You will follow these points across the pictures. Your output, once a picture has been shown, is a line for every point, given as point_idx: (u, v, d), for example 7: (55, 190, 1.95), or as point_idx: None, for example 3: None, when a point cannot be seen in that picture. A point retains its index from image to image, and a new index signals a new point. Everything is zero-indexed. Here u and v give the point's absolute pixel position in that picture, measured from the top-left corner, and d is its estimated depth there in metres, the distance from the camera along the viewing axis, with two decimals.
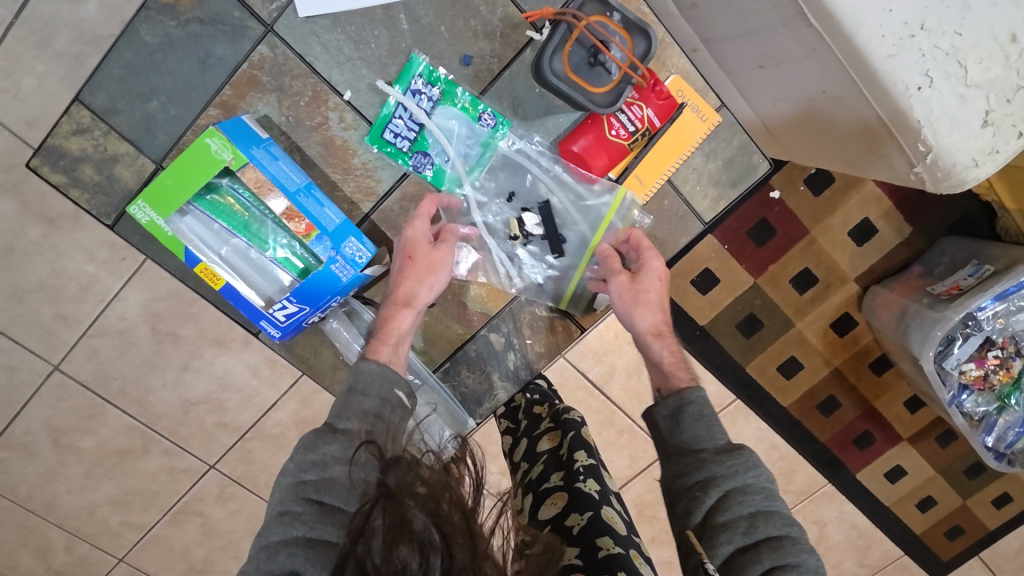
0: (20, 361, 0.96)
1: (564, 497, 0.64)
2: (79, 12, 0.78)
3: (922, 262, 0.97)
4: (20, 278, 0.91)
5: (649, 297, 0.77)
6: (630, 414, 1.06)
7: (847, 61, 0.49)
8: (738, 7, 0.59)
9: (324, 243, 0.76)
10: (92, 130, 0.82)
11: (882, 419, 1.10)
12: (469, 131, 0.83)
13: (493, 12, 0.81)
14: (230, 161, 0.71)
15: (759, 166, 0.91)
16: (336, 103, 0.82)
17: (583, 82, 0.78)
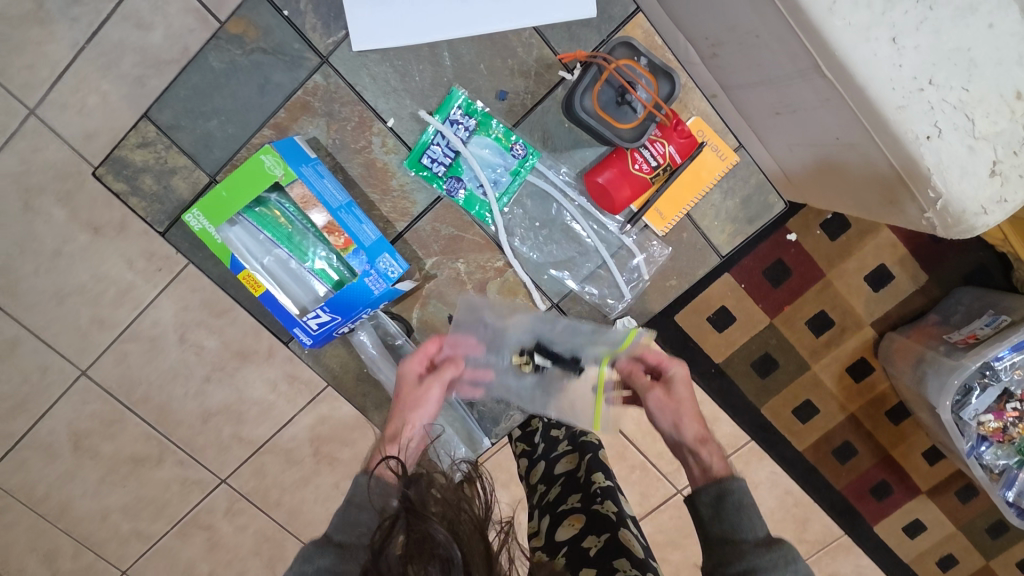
0: (53, 363, 1.00)
1: (580, 518, 0.66)
2: (144, 39, 0.84)
3: (938, 310, 0.97)
4: (62, 282, 0.95)
5: (687, 408, 0.70)
6: (642, 449, 1.07)
7: (860, 111, 0.52)
8: (757, 59, 0.62)
9: (359, 257, 0.79)
10: (155, 144, 0.88)
11: (899, 469, 1.09)
12: (500, 160, 0.87)
13: (529, 52, 0.86)
14: (280, 176, 0.75)
15: (775, 205, 0.93)
16: (380, 129, 0.87)
17: (609, 119, 0.81)
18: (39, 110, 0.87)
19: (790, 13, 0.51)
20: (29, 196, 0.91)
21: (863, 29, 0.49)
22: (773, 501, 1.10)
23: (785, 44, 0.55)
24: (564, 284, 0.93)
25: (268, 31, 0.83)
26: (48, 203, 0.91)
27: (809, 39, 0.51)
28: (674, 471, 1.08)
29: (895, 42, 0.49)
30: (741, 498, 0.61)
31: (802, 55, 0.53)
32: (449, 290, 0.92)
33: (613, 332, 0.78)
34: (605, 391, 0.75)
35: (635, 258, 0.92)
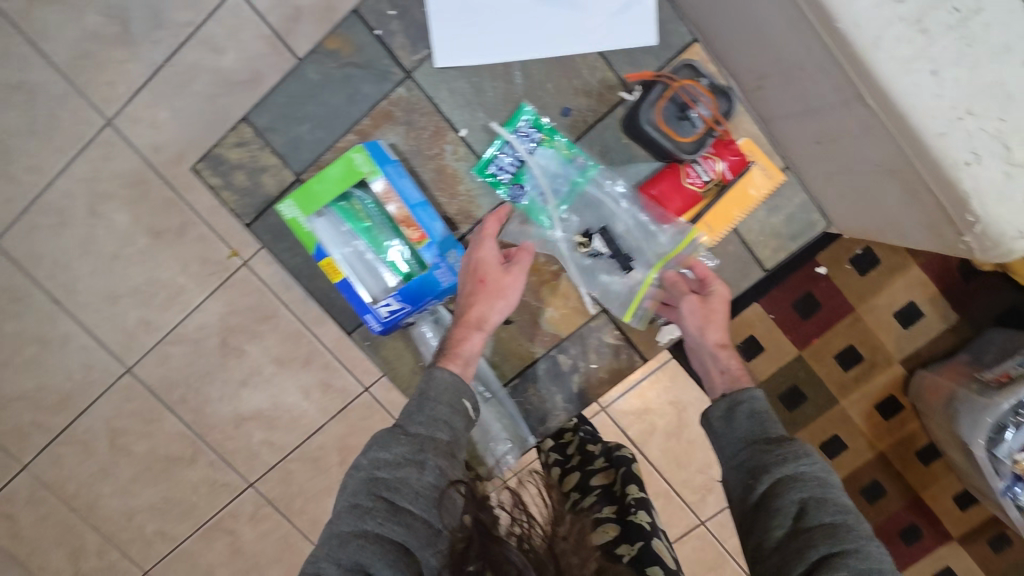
0: (98, 360, 1.04)
1: (615, 527, 0.70)
2: (218, 62, 0.91)
3: (969, 349, 0.98)
4: (117, 283, 1.00)
5: (718, 318, 0.81)
6: (668, 477, 1.06)
7: (901, 139, 0.55)
8: (802, 91, 0.66)
9: (432, 249, 0.82)
10: (251, 144, 0.89)
11: (930, 512, 1.07)
12: (562, 171, 0.87)
13: (592, 74, 0.87)
14: (367, 173, 0.80)
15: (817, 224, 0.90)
16: (453, 138, 0.88)
17: (670, 131, 0.82)
18: (115, 121, 0.93)
19: (836, 49, 0.55)
20: (96, 201, 0.97)
21: (906, 61, 0.53)
22: None
23: (831, 78, 0.59)
24: (614, 287, 0.88)
25: (361, 47, 0.87)
26: (114, 208, 0.97)
27: (854, 72, 0.55)
28: (699, 501, 1.07)
29: (936, 74, 0.52)
30: (754, 407, 0.71)
31: (847, 85, 0.56)
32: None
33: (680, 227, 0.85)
34: (649, 283, 0.86)
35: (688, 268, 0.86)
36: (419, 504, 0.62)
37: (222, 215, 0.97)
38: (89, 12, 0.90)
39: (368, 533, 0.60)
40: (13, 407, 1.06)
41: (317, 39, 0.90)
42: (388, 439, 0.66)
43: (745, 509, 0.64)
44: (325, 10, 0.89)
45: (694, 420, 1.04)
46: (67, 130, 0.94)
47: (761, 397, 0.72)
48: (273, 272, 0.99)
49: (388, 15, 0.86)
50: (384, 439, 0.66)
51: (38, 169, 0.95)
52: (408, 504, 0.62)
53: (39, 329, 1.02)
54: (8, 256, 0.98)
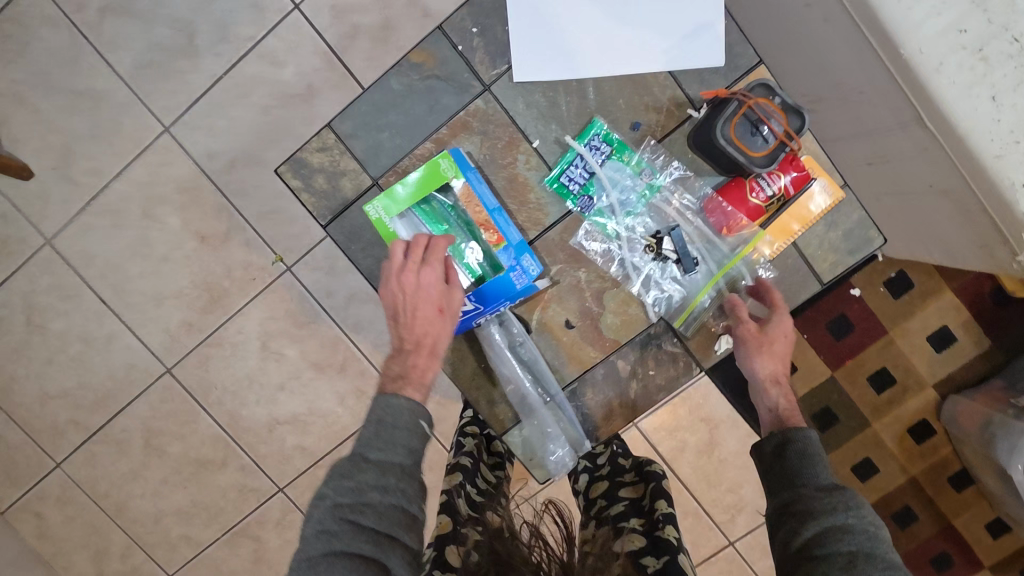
0: (140, 360, 1.06)
1: (639, 538, 0.65)
2: (276, 75, 0.95)
3: (1002, 375, 0.98)
4: (163, 285, 1.03)
5: (774, 351, 0.76)
6: (697, 496, 1.06)
7: (958, 159, 0.53)
8: (854, 112, 0.64)
9: (507, 253, 0.76)
10: (332, 149, 0.82)
11: (961, 540, 1.06)
12: (630, 183, 0.80)
13: (663, 92, 0.80)
14: (452, 177, 0.75)
15: (876, 240, 0.81)
16: (526, 148, 0.81)
17: (744, 146, 0.73)
18: (172, 128, 0.97)
19: (896, 71, 0.53)
20: (150, 204, 1.00)
21: (965, 86, 0.51)
22: None
23: (887, 98, 0.57)
24: (676, 298, 0.82)
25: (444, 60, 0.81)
26: (166, 211, 1.00)
27: (912, 94, 0.53)
28: (728, 521, 1.07)
29: (996, 99, 0.50)
30: (806, 448, 0.67)
31: (905, 109, 0.55)
32: (569, 297, 0.82)
33: (747, 232, 0.78)
34: (712, 286, 0.81)
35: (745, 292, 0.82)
36: (385, 528, 0.59)
37: (268, 222, 0.99)
38: (156, 25, 0.95)
39: (336, 555, 0.56)
40: (51, 404, 1.08)
41: (373, 57, 0.93)
42: (349, 469, 0.61)
43: (785, 556, 0.60)
44: (382, 28, 0.92)
45: (726, 439, 1.04)
46: (127, 136, 0.98)
47: (815, 439, 0.68)
48: (314, 278, 1.01)
49: (471, 30, 0.80)
50: (345, 468, 0.61)
51: (97, 171, 0.99)
52: (375, 526, 0.58)
53: (85, 327, 1.05)
54: (62, 256, 1.02)
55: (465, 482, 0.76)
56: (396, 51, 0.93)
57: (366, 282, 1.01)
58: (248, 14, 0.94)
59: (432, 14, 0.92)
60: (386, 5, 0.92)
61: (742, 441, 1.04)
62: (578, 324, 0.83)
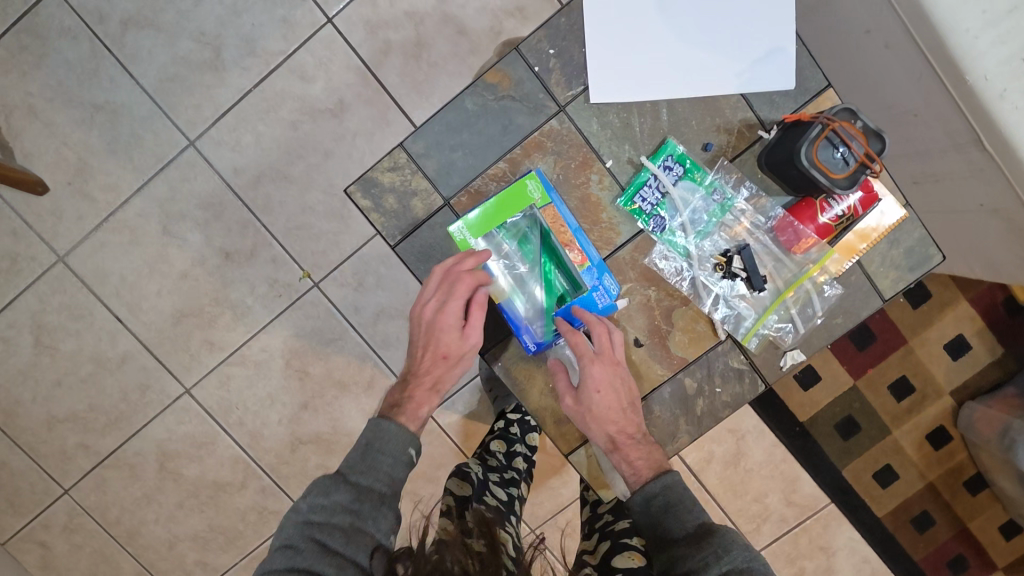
0: (157, 381, 1.02)
1: (641, 555, 0.64)
2: (305, 90, 0.94)
3: (1015, 383, 1.02)
4: (182, 302, 1.00)
5: (597, 417, 0.66)
6: (724, 506, 1.07)
7: (1016, 181, 0.55)
8: (905, 132, 0.66)
9: (590, 274, 0.68)
10: (403, 168, 0.68)
11: (977, 543, 1.10)
12: (704, 204, 0.69)
13: (735, 114, 0.69)
14: (536, 199, 0.67)
15: (936, 258, 0.69)
16: (598, 168, 0.69)
17: (825, 168, 0.63)
18: (196, 142, 0.95)
19: (959, 96, 0.55)
20: (170, 220, 0.97)
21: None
22: (850, 568, 1.10)
23: (944, 120, 0.59)
24: (745, 318, 0.71)
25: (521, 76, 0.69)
26: (187, 228, 0.98)
27: (974, 118, 0.55)
28: (754, 530, 1.08)
29: None
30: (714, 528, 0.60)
31: (964, 131, 0.57)
32: (635, 315, 0.72)
33: (815, 251, 0.68)
34: (780, 305, 0.70)
35: (818, 318, 0.71)
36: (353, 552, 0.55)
37: (295, 237, 0.97)
38: (181, 39, 0.93)
39: None
40: (60, 428, 1.03)
41: (406, 72, 0.93)
42: (327, 487, 0.58)
43: None
44: (416, 45, 0.92)
45: (752, 449, 1.05)
46: (148, 150, 0.95)
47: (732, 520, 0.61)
48: (342, 295, 0.99)
49: (548, 51, 0.68)
50: (324, 485, 0.58)
51: (115, 187, 0.96)
52: (338, 549, 0.55)
53: (98, 347, 1.01)
54: (76, 273, 0.98)
55: (472, 498, 0.67)
56: (428, 68, 0.93)
57: (394, 298, 0.99)
58: (277, 29, 0.93)
59: (465, 30, 0.92)
60: (420, 22, 0.92)
61: (768, 451, 1.06)
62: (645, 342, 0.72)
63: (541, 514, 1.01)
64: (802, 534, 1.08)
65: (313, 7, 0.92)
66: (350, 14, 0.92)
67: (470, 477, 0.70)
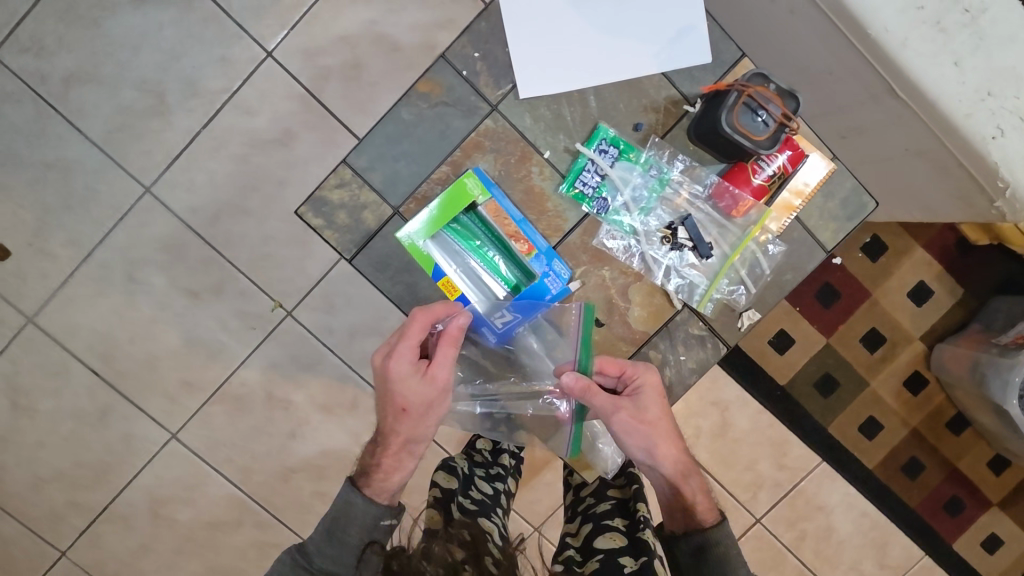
0: (140, 429, 1.02)
1: (622, 536, 0.66)
2: (250, 123, 0.95)
3: (979, 320, 1.06)
4: (156, 347, 1.00)
5: (658, 426, 0.71)
6: (719, 478, 1.09)
7: (932, 122, 0.60)
8: (826, 92, 0.72)
9: (540, 260, 0.84)
10: (351, 184, 0.87)
11: (968, 482, 1.13)
12: (643, 181, 0.86)
13: (660, 92, 0.86)
14: (479, 197, 0.83)
15: (869, 205, 0.87)
16: (538, 160, 0.86)
17: (747, 132, 0.77)
18: (152, 188, 0.96)
19: (865, 49, 0.60)
20: (133, 267, 0.98)
21: (931, 55, 0.57)
22: (850, 523, 1.12)
23: (859, 77, 0.64)
24: (697, 285, 0.87)
25: (451, 87, 0.86)
26: (151, 272, 0.98)
27: (883, 68, 0.60)
28: (751, 499, 1.09)
29: (957, 64, 0.57)
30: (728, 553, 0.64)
31: (875, 82, 0.62)
32: (595, 296, 0.88)
33: (754, 212, 0.84)
34: (728, 268, 0.86)
35: (767, 275, 0.87)
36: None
37: (260, 268, 0.98)
38: (124, 88, 0.94)
39: None
40: (47, 489, 1.02)
41: (348, 95, 0.94)
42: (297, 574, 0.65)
43: None
44: (353, 67, 0.94)
45: (737, 418, 1.07)
46: (104, 201, 0.96)
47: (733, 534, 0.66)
48: (315, 319, 1.00)
49: (474, 55, 0.85)
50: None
51: (75, 242, 0.96)
52: None
53: (78, 403, 1.00)
54: (46, 332, 0.98)
55: (458, 491, 0.70)
56: (369, 87, 0.94)
57: (365, 316, 1.00)
58: (217, 68, 0.94)
59: (400, 47, 0.94)
60: (354, 45, 0.94)
61: (753, 419, 1.07)
62: (606, 320, 0.88)
63: (539, 511, 1.02)
64: (798, 496, 1.10)
65: (252, 43, 0.94)
66: (288, 44, 0.94)
67: (455, 471, 0.74)
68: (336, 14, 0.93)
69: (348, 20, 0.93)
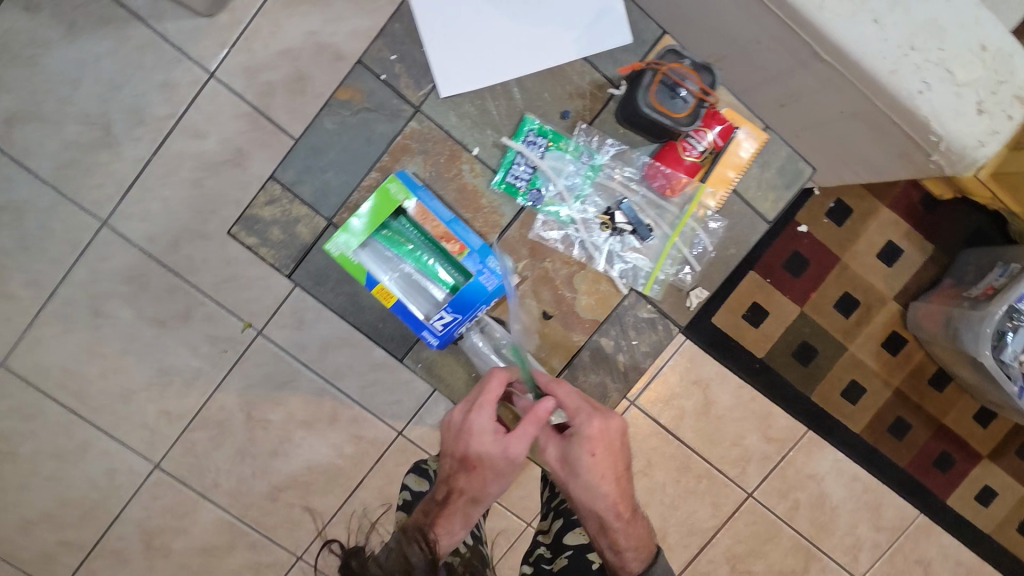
0: (122, 462, 1.01)
1: (589, 530, 0.75)
2: (200, 146, 0.94)
3: (951, 275, 1.05)
4: (131, 379, 1.00)
5: (583, 481, 0.67)
6: (707, 457, 1.08)
7: (858, 82, 0.67)
8: (759, 64, 0.78)
9: (473, 259, 0.84)
10: (281, 199, 0.95)
11: (957, 438, 1.13)
12: (575, 169, 0.91)
13: (583, 78, 0.91)
14: (404, 201, 0.84)
15: (804, 171, 0.94)
16: (468, 158, 0.92)
17: (666, 110, 0.82)
18: (109, 221, 0.95)
19: (789, 19, 0.66)
20: (98, 302, 0.97)
21: (850, 15, 0.63)
22: (842, 489, 1.12)
23: (787, 45, 0.71)
24: (641, 269, 0.93)
25: (372, 92, 0.92)
26: (117, 305, 0.97)
27: (809, 36, 0.66)
28: (741, 474, 1.09)
29: (877, 22, 0.63)
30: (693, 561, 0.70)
31: (802, 48, 0.69)
32: (541, 288, 0.93)
33: (689, 189, 0.90)
34: (670, 248, 0.92)
35: (709, 249, 0.95)
36: None
37: (226, 290, 0.98)
38: (69, 123, 0.93)
39: None
40: (37, 532, 1.02)
41: (294, 108, 0.94)
42: None
43: None
44: (298, 80, 0.93)
45: (719, 395, 1.07)
46: (61, 239, 0.95)
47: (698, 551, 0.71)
48: (286, 336, 1.00)
49: (390, 58, 0.91)
50: None
51: (37, 282, 0.96)
52: None
53: (58, 443, 1.00)
54: (17, 374, 0.98)
55: None
56: (315, 99, 0.93)
57: (336, 328, 1.00)
58: (160, 93, 0.93)
59: (344, 55, 0.93)
60: (296, 57, 0.92)
61: (735, 394, 1.07)
62: (555, 311, 0.94)
63: (531, 506, 1.02)
64: (788, 467, 1.10)
65: (192, 65, 0.93)
66: (229, 64, 0.93)
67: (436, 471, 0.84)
68: (274, 28, 0.92)
69: (287, 33, 0.92)
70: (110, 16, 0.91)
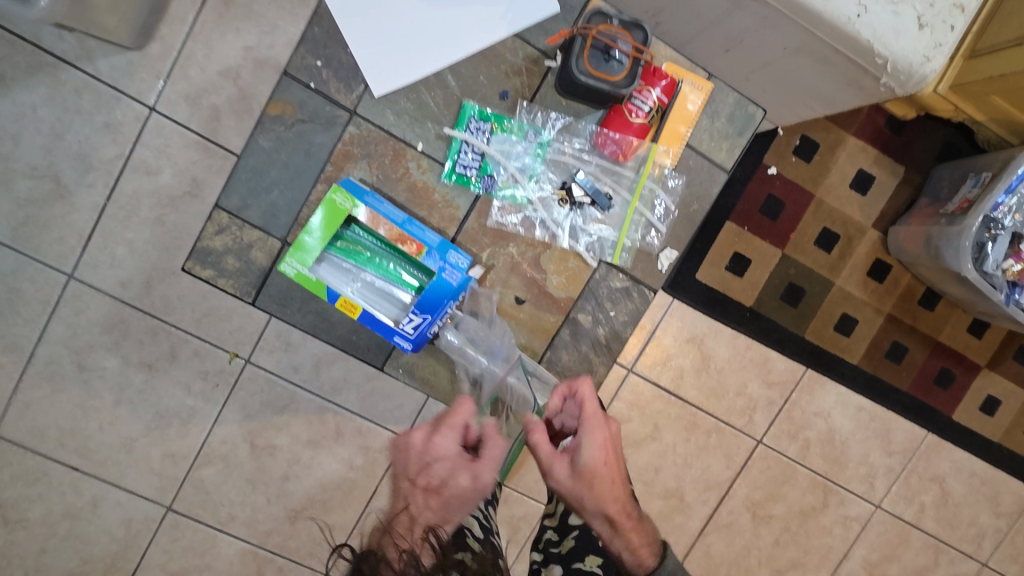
0: (135, 510, 1.01)
1: None
2: (155, 182, 0.92)
3: (925, 194, 1.05)
4: (128, 428, 0.99)
5: (599, 482, 0.69)
6: (712, 412, 1.09)
7: (796, 15, 0.66)
8: (695, 12, 0.77)
9: (433, 257, 0.83)
10: (230, 227, 0.91)
11: (955, 353, 1.14)
12: (525, 148, 0.89)
13: (516, 55, 0.89)
14: (352, 210, 0.81)
15: (756, 114, 0.92)
16: (413, 154, 0.89)
17: (603, 75, 0.81)
18: (75, 273, 0.93)
19: None
20: (81, 356, 0.96)
21: None
22: (849, 421, 1.13)
23: None
24: (607, 239, 0.91)
25: (302, 103, 0.87)
26: (101, 355, 0.96)
27: None
28: (748, 422, 1.10)
29: None
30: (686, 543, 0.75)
31: None
32: (510, 275, 0.92)
33: (643, 150, 0.89)
34: (633, 213, 0.91)
35: (671, 207, 0.92)
36: None
37: (207, 324, 0.96)
38: (17, 180, 0.91)
39: None
40: None
41: (243, 129, 0.92)
42: None
43: None
44: (241, 99, 0.91)
45: (714, 349, 1.07)
46: (31, 299, 0.93)
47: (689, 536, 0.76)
48: (275, 360, 0.99)
49: (316, 63, 0.87)
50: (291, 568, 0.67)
51: (15, 346, 0.94)
52: None
53: (67, 501, 0.99)
54: (15, 441, 0.97)
55: None
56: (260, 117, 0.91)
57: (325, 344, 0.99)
58: (104, 135, 0.91)
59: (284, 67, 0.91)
60: (236, 76, 0.90)
61: (731, 345, 1.07)
62: (527, 296, 0.92)
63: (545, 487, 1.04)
64: (793, 408, 1.11)
65: (131, 101, 0.90)
66: (168, 94, 0.90)
67: None
68: (208, 50, 0.89)
69: (221, 52, 0.90)
70: (37, 63, 0.88)
